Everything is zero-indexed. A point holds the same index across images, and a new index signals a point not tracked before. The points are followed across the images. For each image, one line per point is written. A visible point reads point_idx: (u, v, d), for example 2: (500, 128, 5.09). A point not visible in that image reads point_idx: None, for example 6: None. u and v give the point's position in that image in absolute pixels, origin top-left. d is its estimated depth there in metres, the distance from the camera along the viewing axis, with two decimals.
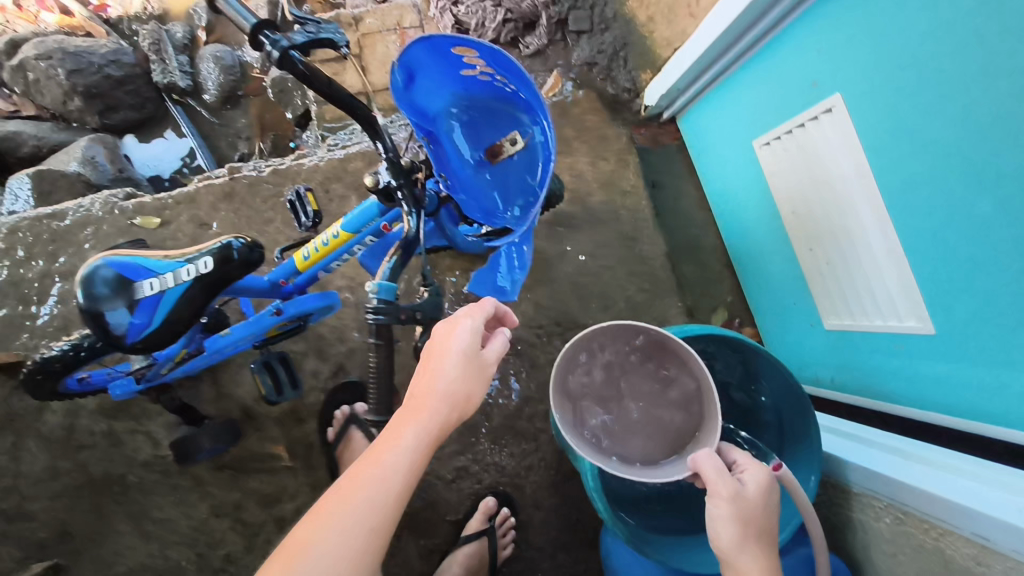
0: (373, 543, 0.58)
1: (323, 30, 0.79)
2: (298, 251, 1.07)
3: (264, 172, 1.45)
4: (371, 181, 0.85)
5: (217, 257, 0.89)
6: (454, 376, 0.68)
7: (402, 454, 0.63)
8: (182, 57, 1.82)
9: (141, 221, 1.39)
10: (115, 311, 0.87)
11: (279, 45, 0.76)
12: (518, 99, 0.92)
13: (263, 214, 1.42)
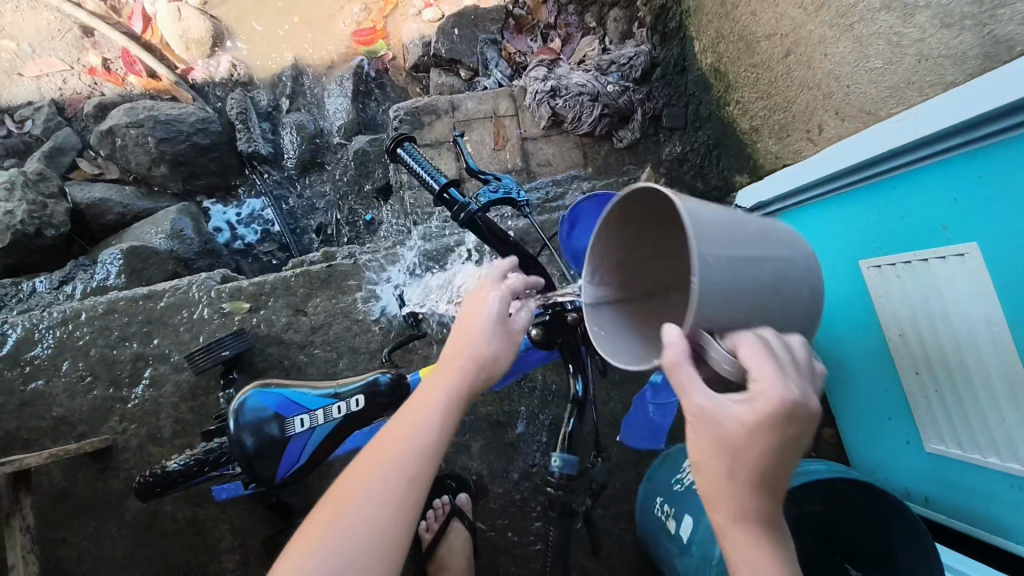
0: (413, 492, 0.57)
1: (504, 188, 0.84)
2: (427, 370, 1.02)
3: (361, 260, 1.43)
4: (535, 333, 0.84)
5: (373, 397, 0.92)
6: (490, 335, 0.68)
7: (437, 411, 0.62)
8: (264, 125, 1.85)
9: (232, 305, 1.38)
10: (263, 448, 0.89)
11: (467, 206, 0.81)
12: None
13: (359, 302, 1.40)
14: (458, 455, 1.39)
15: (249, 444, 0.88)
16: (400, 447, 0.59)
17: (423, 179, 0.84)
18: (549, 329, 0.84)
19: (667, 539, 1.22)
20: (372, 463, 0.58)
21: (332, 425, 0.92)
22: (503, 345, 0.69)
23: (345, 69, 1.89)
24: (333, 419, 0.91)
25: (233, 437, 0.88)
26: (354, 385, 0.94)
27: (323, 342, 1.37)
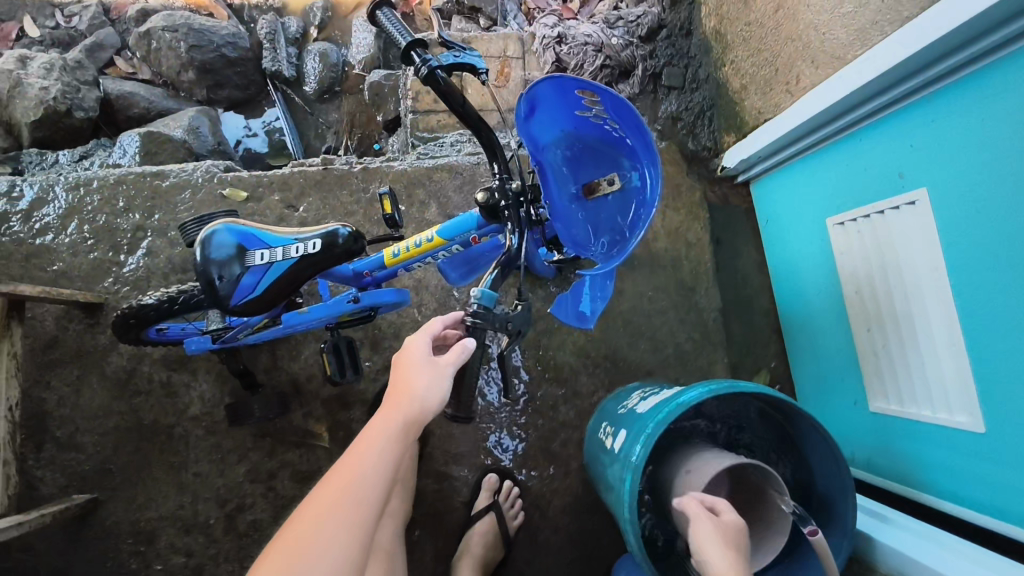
0: (363, 515, 0.69)
1: (467, 57, 0.87)
2: (390, 246, 1.12)
3: (355, 167, 1.51)
4: (482, 196, 0.96)
5: (329, 247, 0.99)
6: (425, 375, 0.81)
7: (381, 448, 0.75)
8: (291, 49, 1.95)
9: (230, 192, 1.47)
10: (224, 277, 0.97)
11: (428, 63, 0.84)
12: (625, 144, 0.98)
13: (348, 206, 1.49)
14: None
15: (211, 271, 0.96)
16: (341, 485, 0.71)
17: (393, 35, 0.87)
18: (493, 194, 0.95)
19: (603, 455, 1.28)
20: (332, 493, 0.70)
21: (289, 265, 1.00)
22: (437, 377, 0.81)
23: (372, 8, 1.99)
24: (290, 260, 0.99)
25: (198, 264, 0.96)
26: (314, 231, 1.00)
27: None
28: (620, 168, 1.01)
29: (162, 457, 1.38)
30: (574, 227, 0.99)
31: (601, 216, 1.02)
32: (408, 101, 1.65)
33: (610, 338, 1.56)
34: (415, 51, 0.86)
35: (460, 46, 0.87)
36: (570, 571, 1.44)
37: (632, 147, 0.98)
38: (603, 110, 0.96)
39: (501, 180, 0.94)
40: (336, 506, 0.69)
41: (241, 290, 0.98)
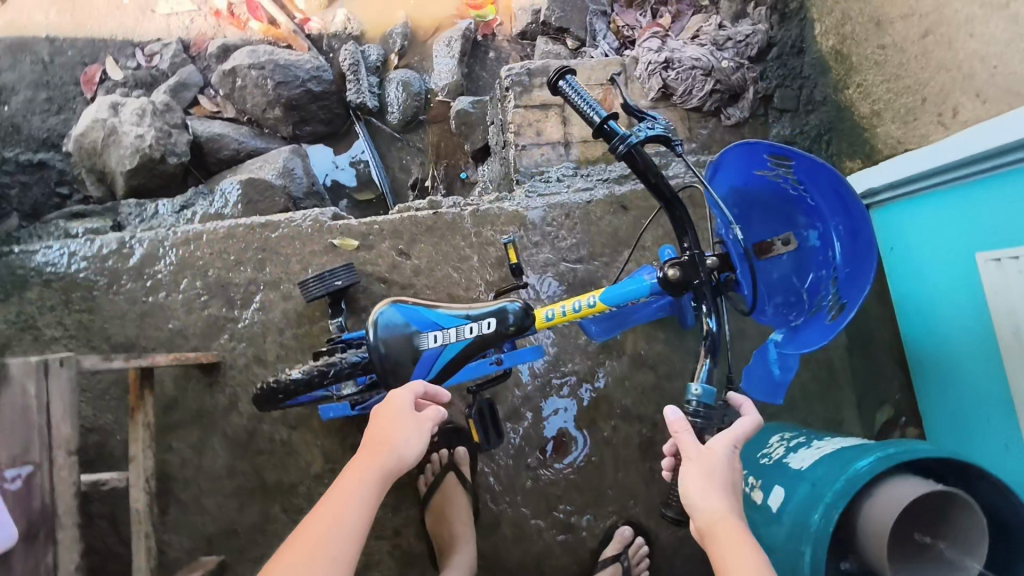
0: (346, 558, 0.71)
1: (660, 130, 0.99)
2: (544, 311, 1.10)
3: (465, 210, 1.46)
4: (674, 271, 1.00)
5: (499, 329, 1.08)
6: (409, 433, 0.82)
7: (361, 495, 0.76)
8: (373, 79, 1.89)
9: (340, 241, 1.43)
10: (400, 361, 1.06)
11: (626, 142, 0.98)
12: (803, 201, 1.05)
13: (461, 251, 1.44)
14: (544, 409, 1.44)
15: (387, 357, 1.05)
16: (317, 541, 0.71)
17: (585, 110, 1.01)
18: (685, 270, 1.00)
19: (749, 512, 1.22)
20: (320, 532, 0.72)
21: (462, 343, 1.08)
22: (418, 432, 0.83)
23: (452, 31, 1.91)
24: (465, 338, 1.07)
25: (373, 350, 1.05)
26: (485, 310, 1.08)
27: (425, 287, 1.43)
28: (793, 226, 1.07)
29: (287, 518, 1.36)
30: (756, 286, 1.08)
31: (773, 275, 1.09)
32: (510, 134, 1.58)
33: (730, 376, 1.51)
34: (608, 126, 1.00)
35: (652, 120, 0.99)
36: None
37: (812, 205, 1.04)
38: (785, 169, 1.03)
39: (694, 257, 1.01)
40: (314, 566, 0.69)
41: (417, 372, 1.07)
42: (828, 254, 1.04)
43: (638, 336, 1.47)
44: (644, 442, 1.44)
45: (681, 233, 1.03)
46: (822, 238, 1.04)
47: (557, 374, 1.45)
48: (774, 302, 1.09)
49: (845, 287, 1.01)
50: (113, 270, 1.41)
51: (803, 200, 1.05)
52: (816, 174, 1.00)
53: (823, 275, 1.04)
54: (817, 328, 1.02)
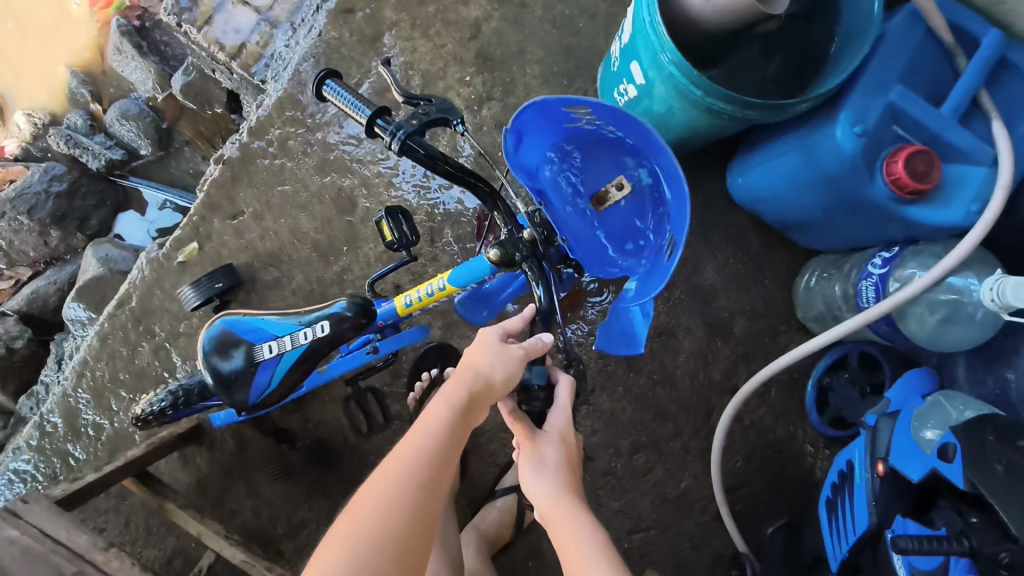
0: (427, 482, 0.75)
1: (433, 112, 0.89)
2: (401, 299, 1.10)
3: (244, 138, 1.41)
4: (495, 252, 0.91)
5: (335, 328, 1.10)
6: (494, 360, 0.82)
7: (437, 424, 0.79)
8: (97, 136, 1.80)
9: (184, 254, 1.39)
10: (244, 368, 1.14)
11: (395, 135, 0.86)
12: (624, 144, 1.04)
13: (272, 168, 1.40)
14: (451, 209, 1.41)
15: (228, 368, 1.14)
16: (406, 462, 0.76)
17: (349, 109, 0.90)
18: (506, 250, 0.91)
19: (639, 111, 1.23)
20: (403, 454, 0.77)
21: (296, 351, 1.12)
22: (506, 361, 0.82)
23: (113, 39, 1.81)
24: (298, 345, 1.11)
25: (214, 365, 1.14)
26: (318, 313, 1.11)
27: (275, 221, 1.39)
28: (625, 166, 1.08)
29: (363, 465, 1.40)
30: (594, 250, 1.06)
31: (617, 221, 1.10)
32: (220, 54, 1.51)
33: (555, 44, 1.41)
34: (379, 122, 0.89)
35: (423, 100, 0.89)
36: (708, 226, 1.45)
37: (633, 146, 1.03)
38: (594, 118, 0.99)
39: (513, 233, 0.92)
40: (410, 483, 0.74)
41: (256, 382, 1.14)
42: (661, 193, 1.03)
43: (458, 90, 1.41)
44: None
45: (494, 207, 0.94)
46: (651, 175, 1.05)
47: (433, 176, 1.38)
48: (624, 248, 1.08)
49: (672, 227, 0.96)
50: (55, 449, 1.38)
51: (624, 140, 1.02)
52: (623, 124, 0.95)
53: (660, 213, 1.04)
54: (659, 271, 0.95)
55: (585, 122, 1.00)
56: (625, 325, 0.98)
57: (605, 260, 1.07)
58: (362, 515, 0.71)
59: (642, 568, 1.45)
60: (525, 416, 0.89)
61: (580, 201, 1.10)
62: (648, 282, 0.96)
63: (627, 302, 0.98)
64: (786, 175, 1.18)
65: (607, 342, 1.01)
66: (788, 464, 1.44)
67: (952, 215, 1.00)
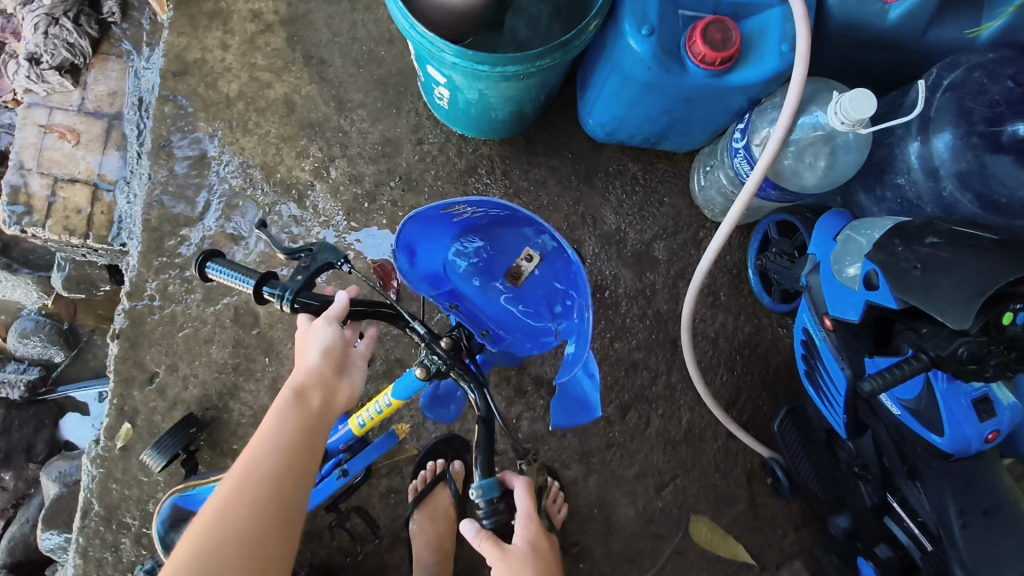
0: (282, 475, 0.83)
1: (317, 259, 0.90)
2: (354, 420, 1.11)
3: (125, 305, 1.39)
4: (421, 370, 0.93)
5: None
6: (320, 349, 0.91)
7: (274, 421, 0.86)
8: (7, 366, 1.76)
9: (120, 438, 1.36)
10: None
11: (284, 300, 0.86)
12: (518, 221, 1.09)
13: (165, 319, 1.38)
14: (346, 277, 1.39)
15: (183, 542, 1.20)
16: (245, 472, 0.82)
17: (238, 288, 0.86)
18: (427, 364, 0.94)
19: (463, 106, 1.24)
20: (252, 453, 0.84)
21: None
22: (321, 342, 0.91)
23: None
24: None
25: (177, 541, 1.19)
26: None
27: (190, 365, 1.37)
28: (529, 238, 1.13)
29: (381, 549, 1.37)
30: (523, 328, 1.15)
31: (538, 291, 1.16)
32: (73, 239, 1.49)
33: (370, 84, 1.44)
34: (265, 289, 0.87)
35: (307, 251, 0.90)
36: (588, 176, 1.45)
37: (527, 220, 1.07)
38: (475, 210, 1.03)
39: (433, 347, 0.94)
40: (250, 491, 0.80)
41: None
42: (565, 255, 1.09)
43: (302, 165, 1.41)
44: (405, 186, 1.42)
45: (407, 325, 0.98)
46: (553, 243, 1.10)
47: None
48: (554, 312, 1.13)
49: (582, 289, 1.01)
50: None
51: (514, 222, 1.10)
52: (500, 219, 1.09)
53: (568, 274, 1.09)
54: (584, 336, 0.97)
55: (469, 215, 1.05)
56: (579, 391, 0.95)
57: (535, 333, 1.14)
58: (205, 521, 0.78)
59: (687, 517, 1.40)
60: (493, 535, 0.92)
61: (499, 282, 1.16)
62: (580, 344, 0.98)
63: (567, 372, 0.98)
64: (619, 99, 1.20)
65: (561, 417, 0.95)
66: (769, 353, 1.43)
67: (771, 62, 1.02)
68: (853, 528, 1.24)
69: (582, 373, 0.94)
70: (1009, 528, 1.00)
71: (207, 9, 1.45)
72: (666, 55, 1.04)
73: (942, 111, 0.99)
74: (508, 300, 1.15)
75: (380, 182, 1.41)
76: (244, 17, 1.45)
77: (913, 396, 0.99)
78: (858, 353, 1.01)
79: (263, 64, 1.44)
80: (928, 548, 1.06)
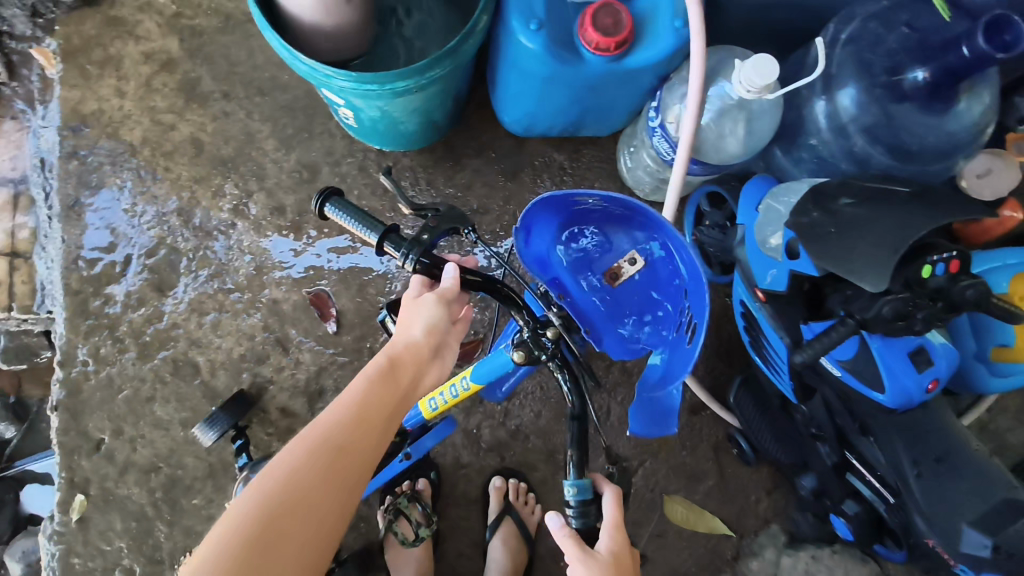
0: (370, 443, 0.78)
1: (445, 220, 0.83)
2: (426, 399, 1.04)
3: (58, 374, 1.35)
4: (519, 354, 0.87)
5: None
6: (429, 316, 0.84)
7: (365, 381, 0.81)
8: None
9: (75, 511, 1.33)
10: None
11: (405, 256, 0.80)
12: (635, 218, 0.92)
13: (102, 383, 1.34)
14: (282, 312, 1.36)
15: None
16: (326, 423, 0.76)
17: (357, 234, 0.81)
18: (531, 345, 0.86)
19: (369, 124, 1.20)
20: (344, 410, 0.78)
21: None
22: (425, 313, 0.84)
23: None
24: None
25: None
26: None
27: (136, 425, 1.33)
28: (637, 239, 0.96)
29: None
30: (614, 334, 0.96)
31: (630, 299, 0.98)
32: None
33: (277, 112, 1.39)
34: (387, 242, 0.81)
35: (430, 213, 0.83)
36: (515, 173, 1.42)
37: (643, 219, 0.91)
38: (602, 203, 0.90)
39: (536, 323, 0.86)
40: (328, 447, 0.75)
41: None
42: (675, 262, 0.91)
43: (219, 205, 1.37)
44: None
45: (514, 309, 0.88)
46: (663, 248, 0.92)
47: (249, 292, 1.36)
48: (644, 325, 0.96)
49: (696, 301, 0.86)
50: None
51: (634, 216, 0.92)
52: (635, 210, 0.88)
53: (689, 282, 0.86)
54: (682, 356, 0.84)
55: (592, 205, 0.91)
56: (664, 403, 0.83)
57: (624, 339, 0.96)
58: (276, 475, 0.72)
59: (661, 499, 1.40)
60: (579, 533, 0.82)
61: (594, 281, 0.98)
62: (674, 361, 0.86)
63: (653, 385, 0.86)
64: (526, 95, 1.17)
65: (638, 424, 0.82)
66: (719, 324, 1.42)
67: (667, 39, 1.00)
68: (820, 488, 1.23)
69: (678, 385, 0.82)
70: (962, 470, 1.01)
71: (94, 57, 1.39)
72: (560, 47, 1.01)
73: (843, 67, 0.98)
74: (601, 300, 0.97)
75: (302, 211, 1.38)
76: (135, 59, 1.40)
77: (851, 356, 0.98)
78: (792, 320, 0.99)
79: (163, 106, 1.39)
80: (890, 499, 1.08)
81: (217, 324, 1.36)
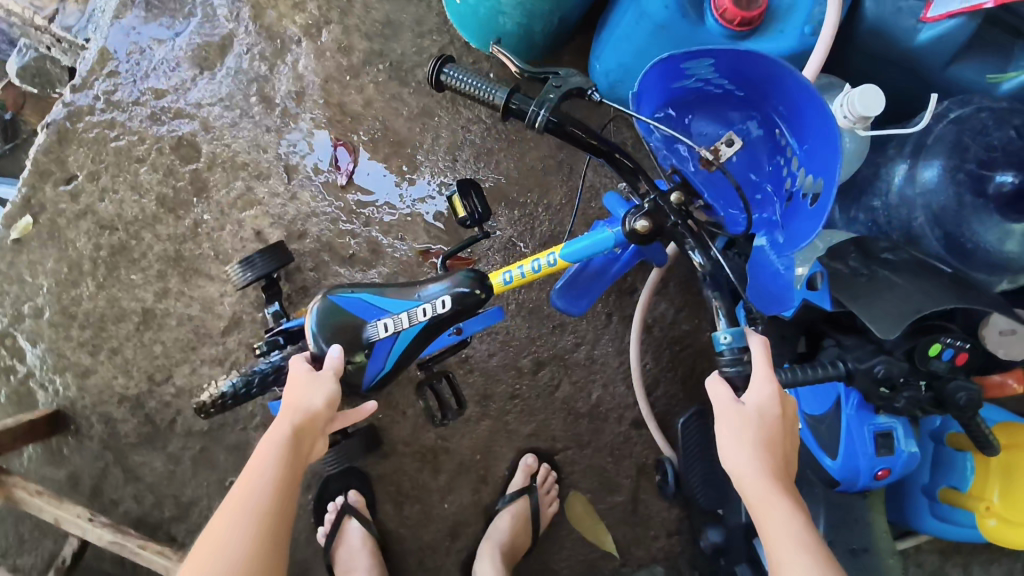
0: (284, 495, 0.78)
1: (566, 81, 0.84)
2: (499, 274, 0.96)
3: (66, 97, 1.30)
4: (644, 223, 0.83)
5: (456, 301, 0.94)
6: (310, 393, 0.86)
7: (269, 451, 0.79)
8: None
9: (19, 231, 1.29)
10: (353, 348, 0.96)
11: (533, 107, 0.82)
12: (735, 92, 0.86)
13: (101, 125, 1.30)
14: (301, 145, 1.33)
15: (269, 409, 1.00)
16: (246, 487, 0.77)
17: (477, 91, 0.85)
18: (655, 216, 0.84)
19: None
20: (255, 478, 0.77)
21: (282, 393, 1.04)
22: (319, 385, 0.87)
23: None
24: (418, 322, 0.95)
25: (316, 349, 0.95)
26: (443, 286, 0.95)
27: (112, 179, 1.29)
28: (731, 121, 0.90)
29: (246, 427, 1.29)
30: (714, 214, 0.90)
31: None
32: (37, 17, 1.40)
33: None
34: (512, 98, 0.84)
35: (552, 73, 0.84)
36: (581, 123, 1.37)
37: (744, 92, 0.85)
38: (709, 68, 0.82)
39: (658, 199, 0.84)
40: (255, 514, 0.75)
41: (373, 362, 0.98)
42: (780, 139, 0.85)
43: (293, 16, 1.33)
44: (392, 73, 1.33)
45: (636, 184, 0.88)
46: (765, 123, 0.86)
47: (280, 109, 1.32)
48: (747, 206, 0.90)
49: (808, 164, 0.79)
50: None
51: (732, 92, 0.86)
52: (741, 76, 0.82)
53: (803, 146, 0.81)
54: (801, 217, 0.78)
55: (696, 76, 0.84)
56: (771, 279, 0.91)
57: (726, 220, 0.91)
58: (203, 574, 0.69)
59: (566, 491, 1.37)
60: (728, 377, 0.78)
61: None
62: (793, 232, 0.79)
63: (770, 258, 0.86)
64: (625, 51, 1.13)
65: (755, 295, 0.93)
66: (699, 357, 1.38)
67: (788, 40, 0.98)
68: (722, 544, 1.21)
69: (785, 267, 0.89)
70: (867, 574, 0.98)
71: None
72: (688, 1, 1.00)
73: (940, 141, 0.95)
74: None
75: (366, 60, 1.33)
76: None
77: (821, 413, 0.97)
78: (779, 357, 0.97)
79: None
80: None
81: (236, 124, 1.32)
